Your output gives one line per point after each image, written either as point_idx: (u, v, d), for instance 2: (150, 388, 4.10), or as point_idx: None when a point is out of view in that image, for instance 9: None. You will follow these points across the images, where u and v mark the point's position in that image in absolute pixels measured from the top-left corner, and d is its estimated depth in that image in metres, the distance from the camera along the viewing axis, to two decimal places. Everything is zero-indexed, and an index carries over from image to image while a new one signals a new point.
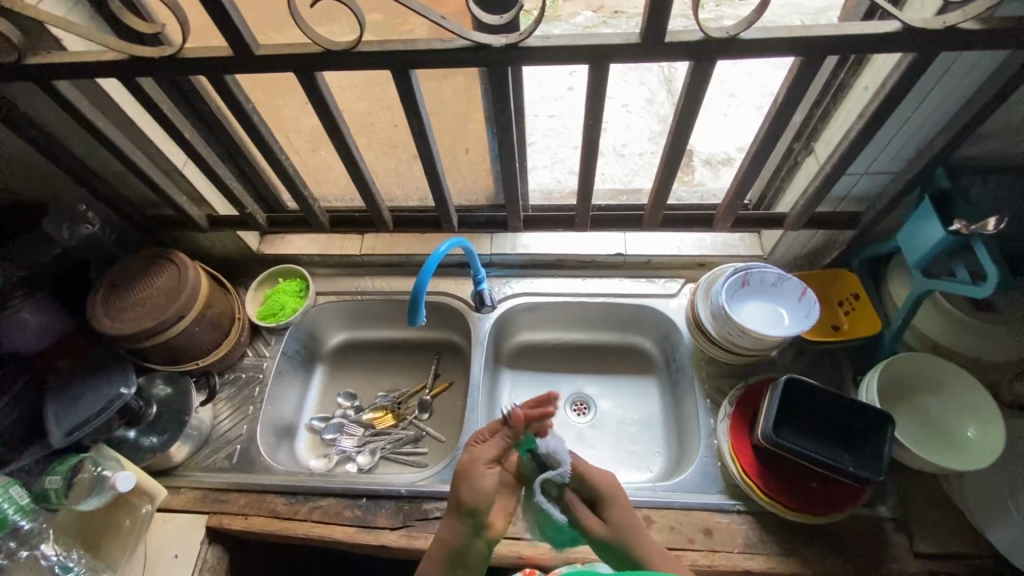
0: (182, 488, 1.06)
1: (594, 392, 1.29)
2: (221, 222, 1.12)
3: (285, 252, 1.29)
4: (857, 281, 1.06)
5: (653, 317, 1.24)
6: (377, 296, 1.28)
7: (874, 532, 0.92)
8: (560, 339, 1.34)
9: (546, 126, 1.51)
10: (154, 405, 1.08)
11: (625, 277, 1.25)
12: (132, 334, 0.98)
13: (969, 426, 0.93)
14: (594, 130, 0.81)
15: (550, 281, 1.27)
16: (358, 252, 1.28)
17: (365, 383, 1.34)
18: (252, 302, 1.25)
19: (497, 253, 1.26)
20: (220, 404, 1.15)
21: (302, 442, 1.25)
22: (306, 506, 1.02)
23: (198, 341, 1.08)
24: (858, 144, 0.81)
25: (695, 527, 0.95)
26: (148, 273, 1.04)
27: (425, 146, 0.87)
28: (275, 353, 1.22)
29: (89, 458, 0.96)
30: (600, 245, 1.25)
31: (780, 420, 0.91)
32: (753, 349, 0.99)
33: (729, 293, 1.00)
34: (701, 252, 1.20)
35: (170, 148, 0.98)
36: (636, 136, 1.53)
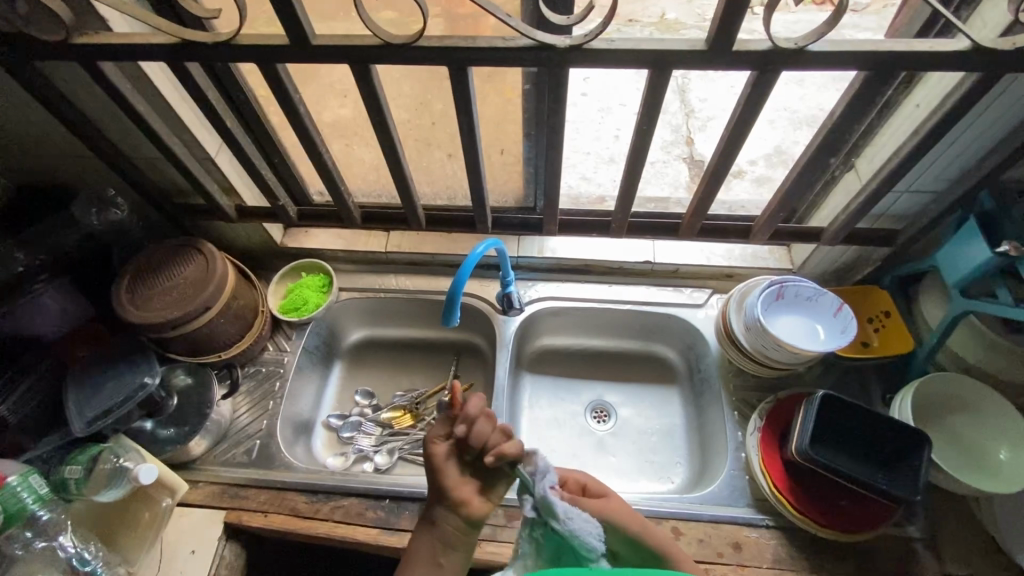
0: (199, 482, 1.03)
1: (614, 400, 1.28)
2: (250, 213, 1.10)
3: (309, 246, 1.27)
4: (886, 297, 1.06)
5: (678, 326, 1.23)
6: (400, 294, 1.27)
7: (904, 551, 0.92)
8: (581, 345, 1.34)
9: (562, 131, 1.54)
10: (175, 396, 1.05)
11: (652, 285, 1.25)
12: (159, 323, 0.96)
13: (1001, 448, 0.93)
14: (645, 136, 0.81)
15: (575, 286, 1.26)
16: (383, 250, 1.27)
17: (383, 382, 1.33)
18: (274, 295, 1.24)
19: (524, 256, 1.26)
20: (240, 397, 1.13)
21: (318, 439, 1.24)
22: (328, 505, 1.00)
23: (222, 333, 1.06)
24: (908, 162, 0.80)
25: (724, 540, 0.94)
26: (175, 261, 1.02)
27: (471, 144, 0.86)
28: (296, 348, 1.20)
29: (108, 449, 0.93)
30: (627, 252, 1.24)
31: (815, 436, 0.91)
32: (786, 363, 0.98)
33: (764, 306, 0.99)
34: (730, 263, 1.20)
35: (205, 136, 0.97)
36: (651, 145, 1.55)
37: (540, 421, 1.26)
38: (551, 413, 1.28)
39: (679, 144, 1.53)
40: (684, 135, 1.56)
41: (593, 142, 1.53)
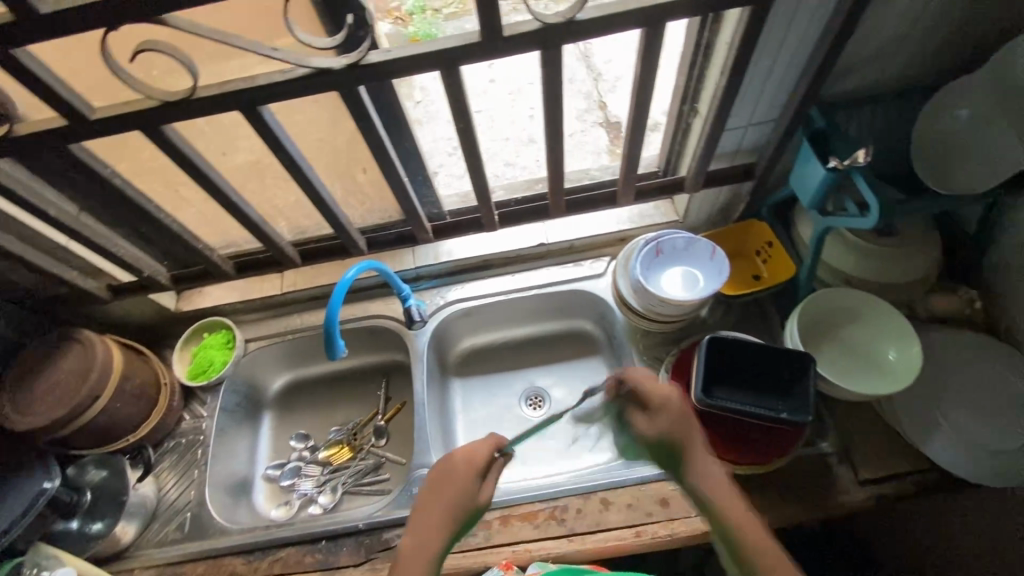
0: (135, 569, 1.01)
1: (545, 384, 1.29)
2: (124, 289, 1.07)
3: (205, 305, 1.24)
4: (768, 229, 1.07)
5: (586, 299, 1.25)
6: (306, 331, 1.25)
7: (821, 468, 0.95)
8: (504, 338, 1.34)
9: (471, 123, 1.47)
10: (87, 492, 1.02)
11: (553, 265, 1.25)
12: (46, 425, 0.94)
13: (890, 348, 0.95)
14: (469, 134, 0.81)
15: (480, 283, 1.25)
16: (279, 291, 1.25)
17: (317, 421, 1.31)
18: (180, 362, 1.21)
19: (421, 266, 1.25)
20: (163, 473, 1.11)
21: (259, 494, 1.22)
22: (266, 561, 0.99)
23: (124, 417, 1.04)
24: (727, 100, 0.82)
25: (653, 499, 0.95)
26: (53, 356, 0.99)
27: (305, 177, 0.85)
28: (213, 411, 1.18)
29: (26, 560, 0.92)
30: (521, 239, 1.24)
31: (713, 380, 0.93)
32: (676, 315, 1.00)
33: (645, 265, 1.01)
34: (619, 228, 1.20)
35: (45, 226, 0.93)
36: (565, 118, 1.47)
37: (476, 423, 1.26)
38: (485, 411, 1.28)
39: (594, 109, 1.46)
40: (598, 100, 1.45)
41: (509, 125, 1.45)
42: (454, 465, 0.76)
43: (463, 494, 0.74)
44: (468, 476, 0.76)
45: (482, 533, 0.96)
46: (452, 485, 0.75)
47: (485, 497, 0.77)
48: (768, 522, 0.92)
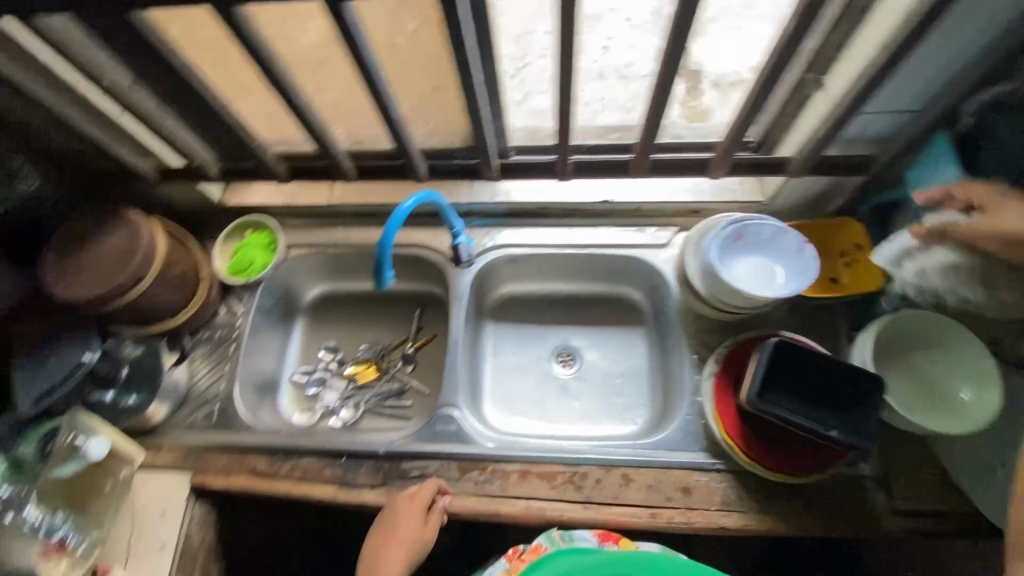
0: (165, 447, 1.05)
1: (579, 344, 1.26)
2: (173, 174, 1.04)
3: (251, 202, 1.21)
4: (861, 229, 0.98)
5: (642, 268, 1.17)
6: (348, 248, 1.22)
7: (855, 490, 0.92)
8: (545, 290, 1.29)
9: None
10: (124, 367, 1.03)
11: (614, 226, 1.16)
12: (89, 300, 0.93)
13: (964, 388, 0.88)
14: None
15: (534, 231, 1.17)
16: (327, 202, 1.20)
17: (347, 336, 1.31)
18: (220, 257, 1.18)
19: (474, 202, 1.17)
20: (196, 362, 1.13)
21: (284, 395, 1.25)
22: (287, 465, 1.02)
23: (163, 302, 1.03)
24: None
25: (674, 485, 0.94)
26: (99, 231, 0.97)
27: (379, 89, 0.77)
28: (248, 310, 1.18)
29: (62, 425, 0.93)
30: (587, 191, 1.15)
31: (772, 383, 0.87)
32: (742, 308, 0.93)
33: (723, 248, 0.93)
34: (695, 198, 1.11)
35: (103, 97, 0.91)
36: None
37: (503, 371, 1.25)
38: (514, 360, 1.26)
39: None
40: None
41: None
42: (391, 522, 0.91)
43: (398, 556, 0.89)
44: (412, 519, 0.90)
45: (499, 482, 0.96)
46: (387, 563, 0.89)
47: (408, 546, 0.89)
48: (787, 530, 0.90)
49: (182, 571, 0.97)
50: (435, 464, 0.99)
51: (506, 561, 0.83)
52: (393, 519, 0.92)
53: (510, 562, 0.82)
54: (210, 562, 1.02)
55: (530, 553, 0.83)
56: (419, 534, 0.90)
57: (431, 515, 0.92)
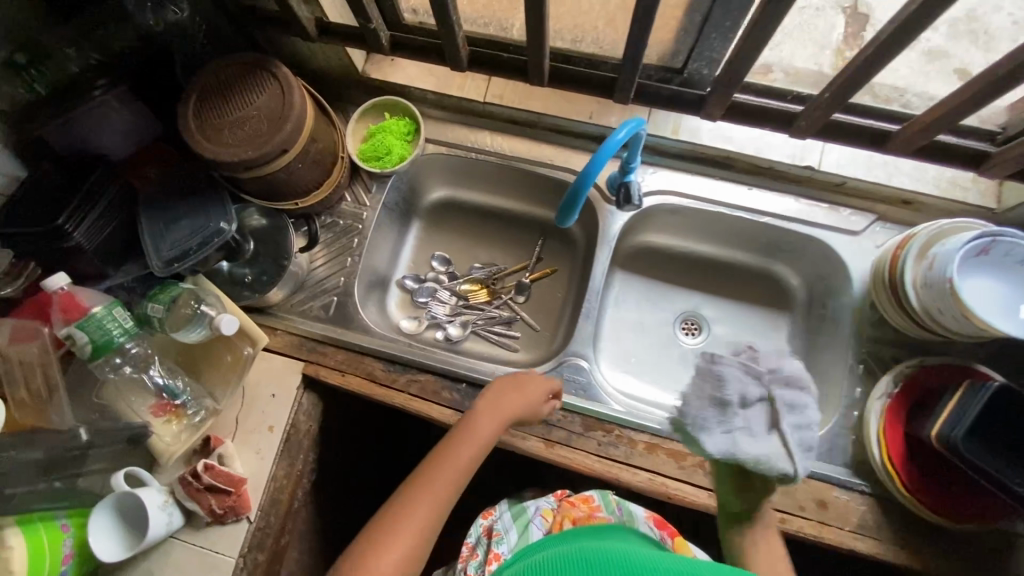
0: (278, 329, 1.01)
1: (710, 315, 1.16)
2: (331, 32, 0.88)
3: (396, 81, 1.06)
4: None
5: (816, 252, 1.03)
6: (491, 157, 1.08)
7: (1004, 546, 0.85)
8: (686, 249, 1.17)
9: None
10: (251, 240, 0.98)
11: (802, 199, 1.00)
12: (233, 164, 0.82)
13: None
14: None
15: (706, 183, 1.03)
16: (481, 100, 1.05)
17: (461, 249, 1.22)
18: (353, 138, 1.06)
19: (654, 135, 1.01)
20: (317, 249, 1.05)
21: (392, 298, 1.18)
22: (403, 377, 0.98)
23: (300, 179, 0.93)
24: None
25: (810, 496, 0.88)
26: (248, 86, 0.85)
27: None
28: (375, 204, 1.08)
29: (190, 291, 0.87)
30: (785, 151, 0.98)
31: (977, 429, 0.76)
32: (959, 334, 0.81)
33: (962, 263, 0.78)
34: (914, 188, 0.94)
35: None
36: None
37: (622, 325, 1.16)
38: (636, 316, 1.17)
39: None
40: None
41: None
42: (527, 378, 0.87)
43: (520, 403, 0.84)
44: (536, 392, 0.86)
45: (624, 448, 0.91)
46: (511, 399, 0.83)
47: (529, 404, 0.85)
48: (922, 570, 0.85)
49: (286, 455, 0.96)
50: (558, 414, 0.93)
51: (555, 502, 0.88)
52: (528, 377, 0.88)
53: (557, 504, 0.87)
54: (311, 451, 1.01)
55: (580, 503, 0.86)
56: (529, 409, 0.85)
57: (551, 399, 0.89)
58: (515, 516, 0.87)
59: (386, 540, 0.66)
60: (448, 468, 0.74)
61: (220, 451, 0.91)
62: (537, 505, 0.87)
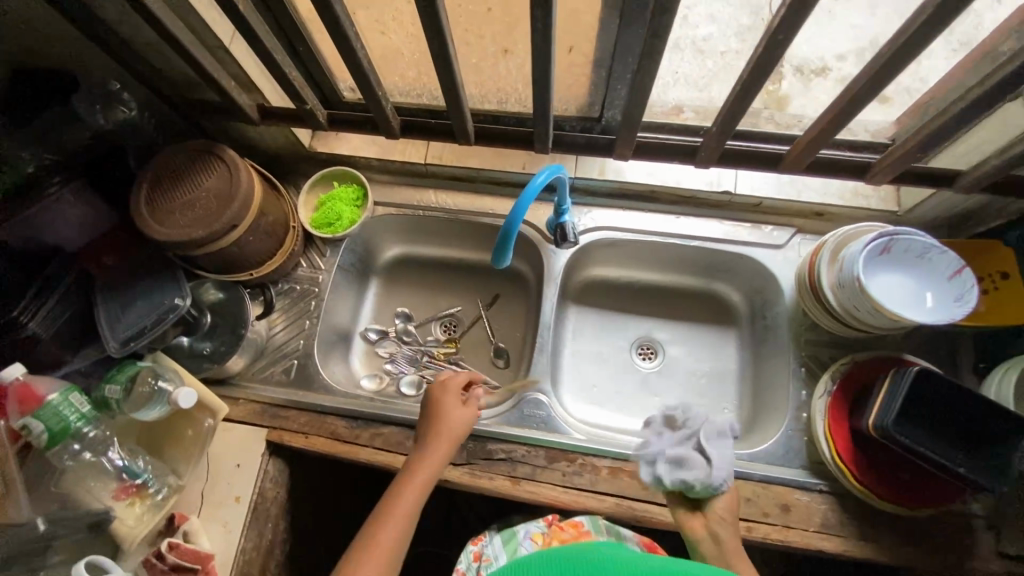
0: (239, 399, 1.02)
1: (663, 338, 1.20)
2: (273, 113, 0.96)
3: (340, 151, 1.13)
4: (1012, 258, 0.91)
5: (748, 268, 1.10)
6: (438, 212, 1.15)
7: (960, 527, 0.88)
8: (632, 278, 1.22)
9: None
10: (207, 314, 1.01)
11: (727, 220, 1.08)
12: (185, 242, 0.87)
13: None
14: (777, 48, 0.65)
15: (638, 215, 1.10)
16: (422, 161, 1.12)
17: (420, 303, 1.27)
18: (304, 207, 1.12)
19: (582, 178, 1.09)
20: (275, 315, 1.09)
21: (356, 355, 1.20)
22: (368, 432, 0.99)
23: (252, 251, 0.98)
24: None
25: (773, 501, 0.90)
26: (196, 169, 0.91)
27: (544, 51, 0.68)
28: (330, 267, 1.13)
29: (148, 368, 0.89)
30: (704, 179, 1.07)
31: (904, 415, 0.80)
32: (881, 327, 0.87)
33: (867, 261, 0.85)
34: (823, 200, 1.03)
35: (214, 18, 0.82)
36: None
37: (582, 356, 1.20)
38: (594, 345, 1.21)
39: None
40: None
41: None
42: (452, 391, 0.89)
43: (455, 419, 0.87)
44: (449, 399, 0.88)
45: (588, 475, 0.93)
46: (446, 416, 0.87)
47: (457, 414, 0.87)
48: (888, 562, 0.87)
49: (255, 527, 0.95)
50: (522, 450, 0.95)
51: (546, 525, 0.87)
52: (446, 390, 0.90)
53: (549, 527, 0.87)
54: (281, 518, 1.01)
55: (569, 526, 0.87)
56: (456, 431, 0.86)
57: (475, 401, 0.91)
58: (504, 540, 0.89)
59: (387, 542, 0.74)
60: (418, 479, 0.81)
61: (185, 528, 0.90)
62: (527, 528, 0.88)
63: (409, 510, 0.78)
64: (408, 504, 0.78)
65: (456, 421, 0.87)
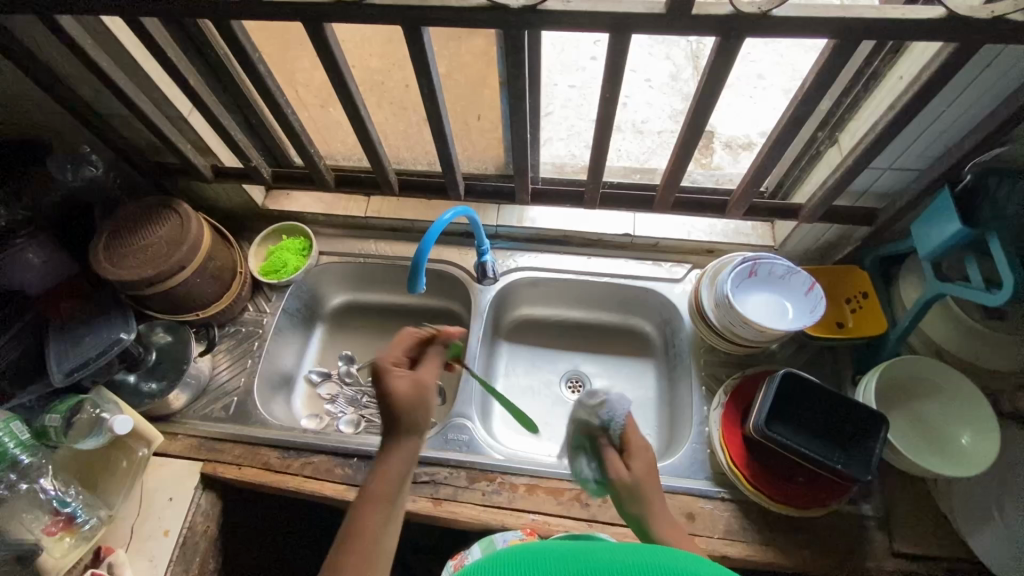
0: (179, 434, 1.07)
1: (589, 370, 1.27)
2: (225, 172, 1.12)
3: (290, 209, 1.28)
4: (867, 279, 1.03)
5: (654, 301, 1.22)
6: (377, 259, 1.27)
7: (856, 530, 0.93)
8: (559, 316, 1.32)
9: (566, 97, 1.41)
10: (153, 352, 1.08)
11: (631, 258, 1.22)
12: (134, 282, 0.97)
13: (964, 433, 0.91)
14: (610, 103, 0.82)
15: (555, 257, 1.24)
16: (362, 214, 1.27)
17: (362, 345, 1.33)
18: (255, 257, 1.24)
19: (503, 226, 1.24)
20: (219, 354, 1.16)
21: (298, 396, 1.25)
22: (299, 461, 1.04)
23: (199, 293, 1.08)
24: (883, 137, 0.78)
25: (678, 510, 0.95)
26: (152, 220, 1.03)
27: (434, 108, 0.85)
28: (275, 309, 1.22)
29: (88, 399, 0.97)
30: (609, 224, 1.22)
31: (774, 415, 0.91)
32: (756, 340, 0.98)
33: (736, 282, 0.98)
34: (711, 238, 1.18)
35: (175, 94, 0.99)
36: (659, 114, 1.40)
37: (515, 390, 1.25)
38: (525, 380, 1.26)
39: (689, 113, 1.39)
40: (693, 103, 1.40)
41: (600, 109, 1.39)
42: (390, 367, 0.68)
43: (401, 387, 0.67)
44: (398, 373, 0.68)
45: (506, 493, 0.98)
46: (396, 394, 0.66)
47: (404, 382, 0.67)
48: (791, 565, 0.91)
49: (181, 561, 0.96)
50: (445, 472, 1.01)
51: (524, 534, 0.91)
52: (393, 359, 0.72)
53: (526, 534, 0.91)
54: (209, 555, 1.01)
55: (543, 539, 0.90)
56: (431, 397, 0.68)
57: (432, 362, 0.72)
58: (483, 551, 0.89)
59: (380, 511, 0.60)
60: (396, 457, 0.64)
61: (109, 560, 0.91)
62: (504, 535, 0.89)
63: (408, 456, 0.65)
64: (395, 474, 0.63)
65: (406, 380, 0.68)
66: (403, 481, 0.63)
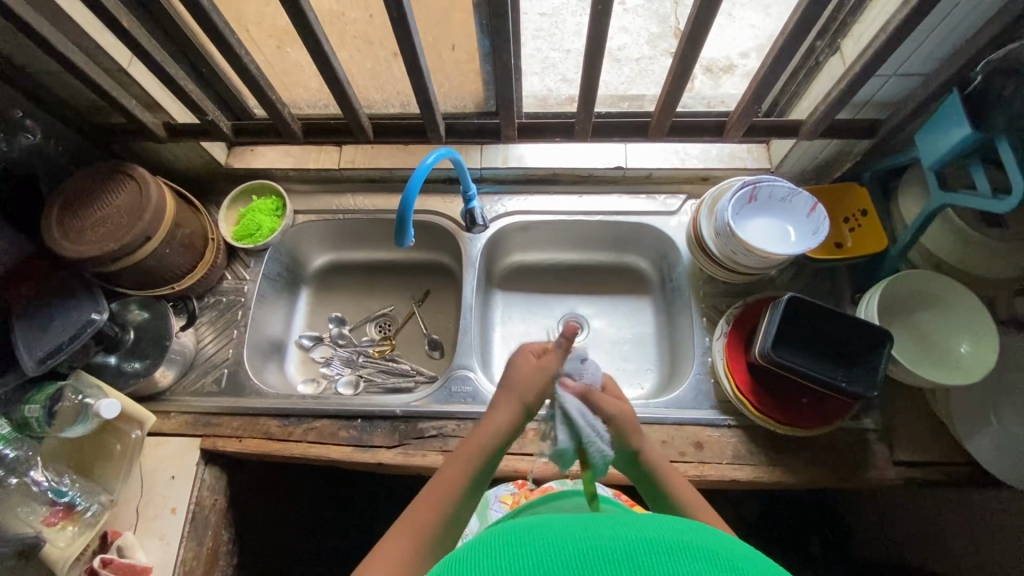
0: (172, 412, 1.03)
1: (587, 312, 1.24)
2: (180, 130, 1.02)
3: (257, 165, 1.18)
4: (866, 195, 1.00)
5: (650, 236, 1.18)
6: (358, 214, 1.20)
7: (858, 443, 0.95)
8: (553, 259, 1.27)
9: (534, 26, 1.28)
10: (131, 331, 1.01)
11: (624, 193, 1.18)
12: (97, 257, 0.90)
13: (963, 341, 0.91)
14: (603, 18, 0.74)
15: (545, 197, 1.19)
16: (335, 165, 1.18)
17: (351, 306, 1.28)
18: (225, 222, 1.16)
19: (488, 167, 1.17)
20: (202, 327, 1.11)
21: (291, 363, 1.21)
22: (300, 428, 1.01)
23: (171, 264, 1.01)
24: (892, 40, 0.73)
25: (687, 441, 0.96)
26: (107, 188, 0.95)
27: (406, 37, 0.76)
28: (256, 276, 1.15)
29: (68, 385, 0.92)
30: (598, 157, 1.17)
31: (780, 340, 0.91)
32: (758, 267, 0.96)
33: (736, 209, 0.95)
34: (705, 164, 1.14)
35: (111, 43, 0.87)
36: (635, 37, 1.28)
37: (513, 337, 1.22)
38: (523, 327, 1.23)
39: (668, 36, 1.26)
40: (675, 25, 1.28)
41: (575, 37, 1.25)
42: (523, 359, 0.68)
43: (531, 381, 0.67)
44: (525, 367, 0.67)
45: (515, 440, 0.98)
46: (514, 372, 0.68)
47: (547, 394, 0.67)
48: (797, 482, 0.93)
49: (193, 536, 0.94)
50: (451, 424, 1.00)
51: (515, 487, 0.95)
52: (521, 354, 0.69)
53: (518, 489, 0.94)
54: (222, 527, 1.00)
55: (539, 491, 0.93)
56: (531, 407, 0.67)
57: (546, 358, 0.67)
58: (479, 506, 0.93)
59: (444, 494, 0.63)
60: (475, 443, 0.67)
61: (118, 543, 0.89)
62: (497, 491, 0.95)
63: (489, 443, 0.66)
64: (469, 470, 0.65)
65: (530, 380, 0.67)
66: (496, 449, 0.67)
